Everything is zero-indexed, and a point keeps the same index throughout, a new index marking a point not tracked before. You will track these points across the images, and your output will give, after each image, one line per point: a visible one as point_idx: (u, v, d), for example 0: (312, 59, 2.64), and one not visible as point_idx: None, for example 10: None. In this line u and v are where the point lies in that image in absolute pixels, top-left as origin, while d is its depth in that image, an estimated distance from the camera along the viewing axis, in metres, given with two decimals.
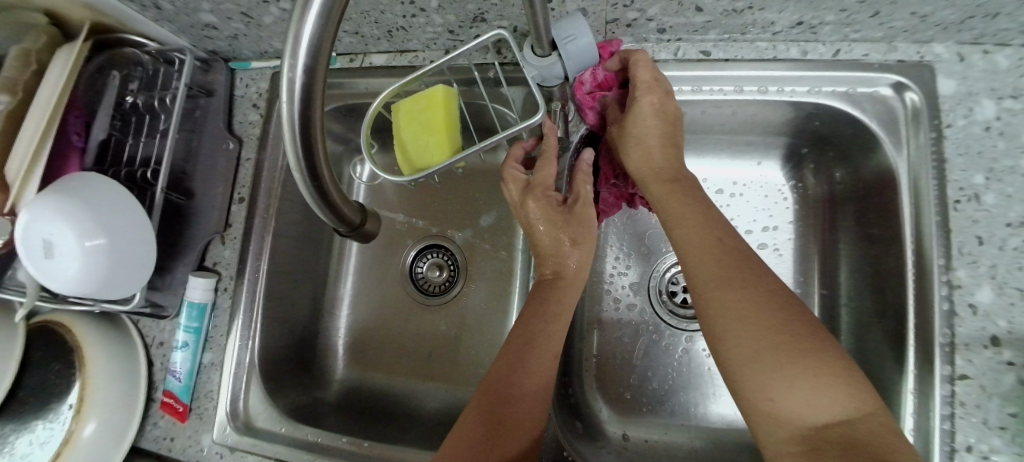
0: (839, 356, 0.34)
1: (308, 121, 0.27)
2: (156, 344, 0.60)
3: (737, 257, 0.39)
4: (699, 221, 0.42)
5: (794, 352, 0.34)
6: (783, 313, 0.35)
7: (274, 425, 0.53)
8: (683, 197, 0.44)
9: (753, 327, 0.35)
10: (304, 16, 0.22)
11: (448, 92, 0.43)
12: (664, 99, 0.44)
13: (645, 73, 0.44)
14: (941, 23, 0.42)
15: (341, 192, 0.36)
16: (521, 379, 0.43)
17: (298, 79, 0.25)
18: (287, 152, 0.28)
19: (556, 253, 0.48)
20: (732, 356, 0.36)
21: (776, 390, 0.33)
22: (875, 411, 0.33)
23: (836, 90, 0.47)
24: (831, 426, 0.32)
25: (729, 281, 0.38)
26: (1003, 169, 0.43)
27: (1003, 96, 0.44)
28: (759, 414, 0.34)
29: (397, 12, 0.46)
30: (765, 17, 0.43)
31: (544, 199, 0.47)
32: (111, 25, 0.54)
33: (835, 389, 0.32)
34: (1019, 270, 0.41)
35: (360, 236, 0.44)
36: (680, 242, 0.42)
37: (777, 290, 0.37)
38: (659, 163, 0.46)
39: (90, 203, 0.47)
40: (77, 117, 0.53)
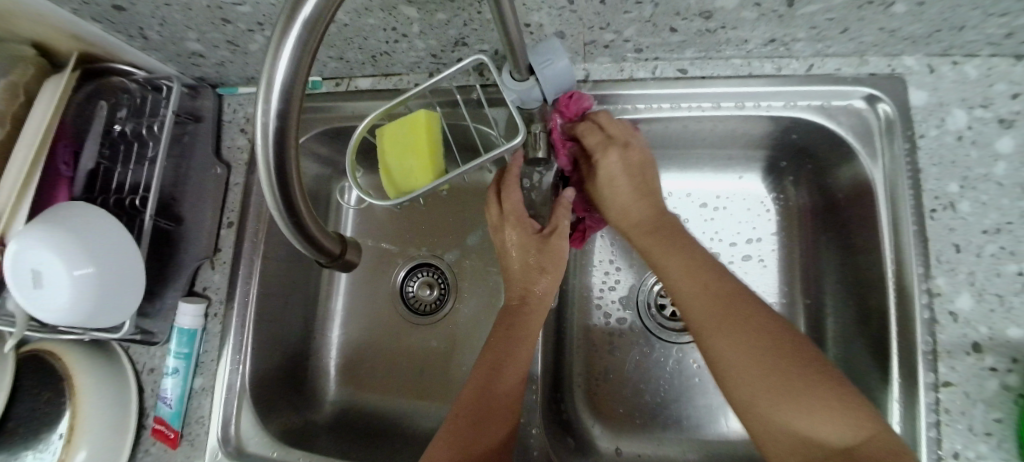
0: (835, 384, 0.34)
1: (281, 153, 0.28)
2: (148, 370, 0.60)
3: (724, 295, 0.40)
4: (683, 264, 0.43)
5: (789, 387, 0.34)
6: (775, 347, 0.36)
7: (265, 449, 0.53)
8: (666, 241, 0.45)
9: (748, 367, 0.36)
10: (279, 56, 0.24)
11: (430, 117, 0.44)
12: (629, 151, 0.48)
13: (612, 130, 0.48)
14: (909, 37, 0.44)
15: (319, 223, 0.36)
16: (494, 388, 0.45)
17: (275, 105, 0.26)
18: (264, 189, 0.29)
19: (526, 282, 0.49)
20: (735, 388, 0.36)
21: (779, 426, 0.34)
22: (880, 432, 0.32)
23: (811, 103, 0.48)
24: (840, 456, 0.32)
25: (718, 324, 0.38)
26: (976, 177, 0.44)
27: (974, 105, 0.45)
28: (768, 442, 0.35)
29: (379, 38, 0.47)
30: (738, 35, 0.44)
31: (521, 226, 0.49)
32: (98, 53, 0.56)
33: (836, 419, 0.33)
34: (997, 276, 0.42)
35: (342, 267, 0.43)
36: (670, 287, 0.43)
37: (767, 326, 0.37)
38: (636, 210, 0.48)
39: (80, 234, 0.48)
40: (66, 146, 0.53)
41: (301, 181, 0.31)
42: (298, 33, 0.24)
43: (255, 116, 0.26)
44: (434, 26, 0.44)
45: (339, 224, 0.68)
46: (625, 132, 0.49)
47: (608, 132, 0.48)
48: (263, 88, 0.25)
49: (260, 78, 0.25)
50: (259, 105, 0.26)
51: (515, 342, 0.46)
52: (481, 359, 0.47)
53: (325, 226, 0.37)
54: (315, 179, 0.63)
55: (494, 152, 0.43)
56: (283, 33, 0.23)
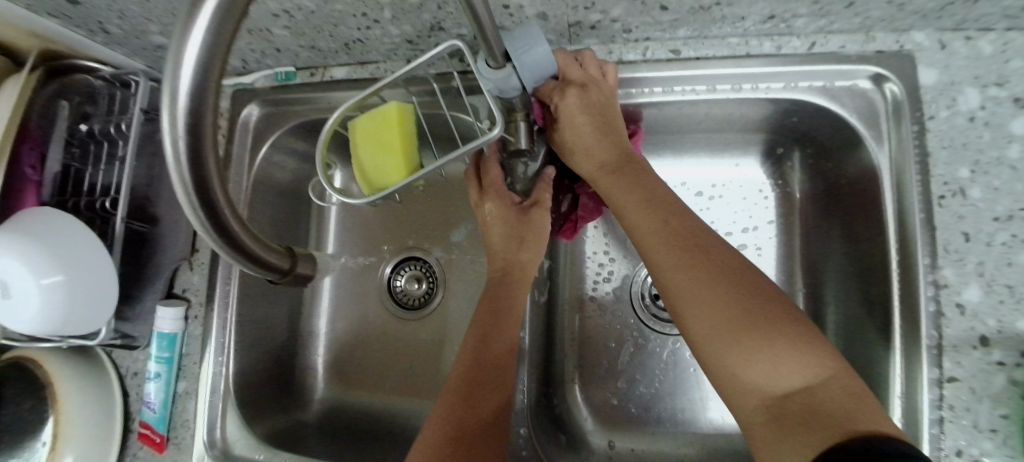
0: (795, 324, 0.32)
1: (198, 167, 0.25)
2: (131, 375, 0.58)
3: (690, 236, 0.37)
4: (648, 206, 0.40)
5: (745, 325, 0.32)
6: (737, 288, 0.34)
7: (250, 452, 0.52)
8: (630, 183, 0.42)
9: (707, 303, 0.33)
10: (180, 65, 0.21)
11: (402, 109, 0.41)
12: (586, 93, 0.43)
13: (574, 73, 0.44)
14: (920, 10, 0.40)
15: (263, 244, 0.36)
16: (486, 378, 0.44)
17: (180, 117, 0.23)
18: (188, 216, 0.27)
19: (507, 250, 0.48)
20: (695, 332, 0.34)
21: (735, 363, 0.32)
22: (839, 373, 0.30)
23: (813, 85, 0.45)
24: (795, 395, 0.30)
25: (681, 263, 0.36)
26: (989, 162, 0.41)
27: (988, 83, 0.42)
28: (728, 388, 0.32)
29: (350, 25, 0.44)
30: (734, 12, 0.41)
31: (499, 199, 0.49)
32: (60, 49, 0.53)
33: (791, 357, 0.31)
34: (1007, 266, 0.39)
35: (294, 281, 0.43)
36: (633, 229, 0.40)
37: (730, 266, 0.35)
38: (600, 157, 0.44)
39: (43, 239, 0.46)
40: (31, 148, 0.50)
41: (228, 195, 0.29)
42: (203, 31, 0.20)
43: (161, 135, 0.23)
44: (406, 11, 0.41)
45: (323, 220, 0.66)
46: (587, 76, 0.44)
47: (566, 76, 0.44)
48: (164, 97, 0.22)
49: (162, 83, 0.22)
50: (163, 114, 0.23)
51: (496, 324, 0.46)
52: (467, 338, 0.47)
53: (267, 243, 0.37)
54: (295, 174, 0.61)
55: (473, 144, 0.40)
56: (185, 25, 0.20)
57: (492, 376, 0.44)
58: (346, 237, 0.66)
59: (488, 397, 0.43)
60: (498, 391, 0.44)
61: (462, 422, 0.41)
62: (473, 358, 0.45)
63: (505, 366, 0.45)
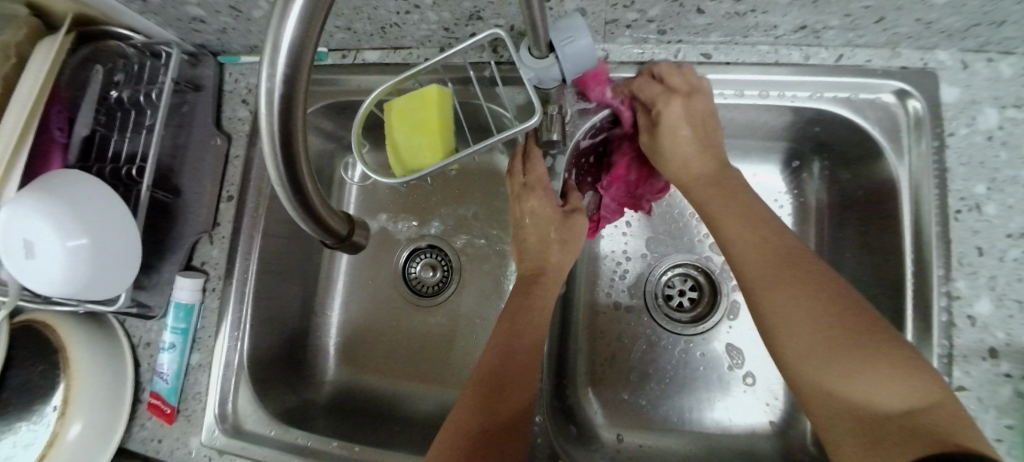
0: (902, 346, 0.33)
1: (288, 123, 0.26)
2: (143, 344, 0.58)
3: (791, 256, 0.39)
4: (748, 222, 0.42)
5: (846, 345, 0.33)
6: (841, 308, 0.35)
7: (263, 427, 0.52)
8: (728, 200, 0.44)
9: (806, 319, 0.35)
10: (284, 24, 0.22)
11: (441, 92, 0.43)
12: (688, 102, 0.45)
13: (676, 79, 0.45)
14: (946, 30, 0.42)
15: (326, 203, 0.35)
16: (511, 364, 0.45)
17: (281, 72, 0.23)
18: (268, 166, 0.27)
19: (541, 250, 0.50)
20: (788, 348, 0.35)
21: (832, 380, 0.33)
22: (942, 400, 0.31)
23: (837, 96, 0.47)
24: (898, 416, 0.30)
25: (780, 279, 0.38)
26: (1004, 180, 0.42)
27: (1007, 105, 0.43)
28: (820, 404, 0.34)
29: (390, 8, 0.45)
30: (768, 20, 0.42)
31: (545, 197, 0.49)
32: (95, 15, 0.53)
33: (892, 377, 0.31)
34: (1018, 282, 0.41)
35: (350, 248, 0.42)
36: (728, 242, 0.42)
37: (829, 284, 0.36)
38: (699, 168, 0.46)
39: (74, 201, 0.46)
40: (60, 111, 0.51)
41: (309, 161, 0.29)
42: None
43: (257, 85, 0.24)
44: None
45: (341, 204, 0.66)
46: (692, 84, 0.46)
47: (668, 83, 0.46)
48: (267, 55, 0.23)
49: (263, 52, 0.23)
50: (263, 73, 0.24)
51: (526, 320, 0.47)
52: (497, 325, 0.48)
53: (332, 206, 0.36)
54: (319, 153, 0.62)
55: (508, 132, 0.40)
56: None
57: (517, 376, 0.45)
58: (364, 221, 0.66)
59: (518, 389, 0.44)
60: (528, 386, 0.45)
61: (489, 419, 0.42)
62: (506, 347, 0.46)
63: (533, 360, 0.46)
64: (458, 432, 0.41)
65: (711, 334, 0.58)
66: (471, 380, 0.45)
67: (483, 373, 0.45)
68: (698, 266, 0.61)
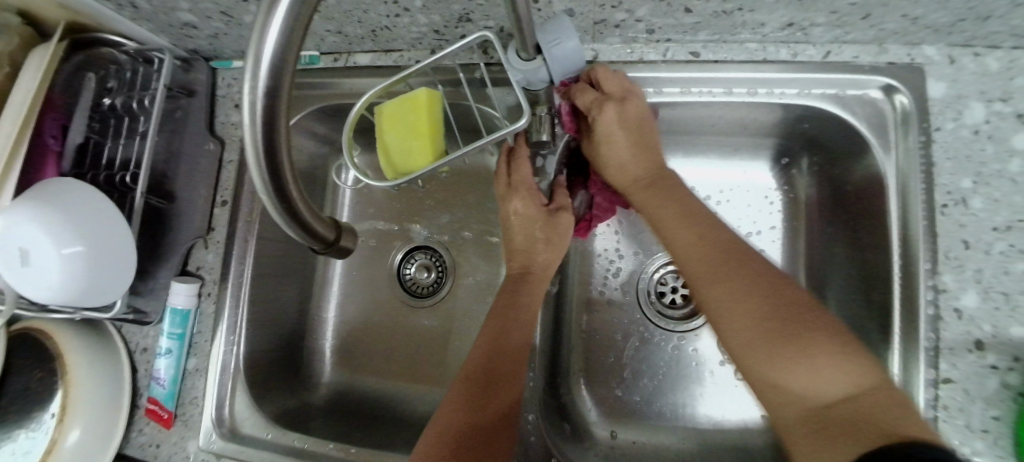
0: (834, 331, 0.32)
1: (271, 136, 0.26)
2: (140, 350, 0.58)
3: (726, 248, 0.39)
4: (683, 219, 0.42)
5: (783, 335, 0.33)
6: (773, 297, 0.35)
7: (259, 430, 0.53)
8: (666, 198, 0.44)
9: (743, 312, 0.35)
10: (265, 36, 0.22)
11: (431, 95, 0.43)
12: (622, 106, 0.45)
13: (612, 84, 0.45)
14: (932, 25, 0.42)
15: (313, 209, 0.35)
16: (499, 366, 0.45)
17: (263, 81, 0.24)
18: (253, 175, 0.27)
19: (526, 248, 0.50)
20: (733, 342, 0.35)
21: (774, 373, 0.33)
22: (880, 382, 0.30)
23: (825, 92, 0.47)
24: (839, 402, 0.30)
25: (718, 274, 0.37)
26: (991, 174, 0.43)
27: (993, 99, 0.44)
28: (771, 398, 0.33)
29: (380, 12, 0.45)
30: (755, 18, 0.43)
31: (528, 198, 0.49)
32: (86, 23, 0.53)
33: (832, 364, 0.31)
34: (1005, 274, 0.41)
35: (339, 253, 0.42)
36: (668, 241, 0.43)
37: (763, 275, 0.36)
38: (636, 170, 0.47)
39: (68, 210, 0.46)
40: (54, 119, 0.51)
41: (294, 170, 0.30)
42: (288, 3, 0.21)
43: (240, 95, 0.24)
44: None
45: (335, 207, 0.66)
46: (624, 87, 0.45)
47: (604, 88, 0.45)
48: (249, 65, 0.23)
49: (246, 63, 0.23)
50: (247, 80, 0.24)
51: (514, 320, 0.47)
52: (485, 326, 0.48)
53: (319, 212, 0.36)
54: (312, 157, 0.62)
55: (497, 134, 0.41)
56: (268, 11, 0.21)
57: (506, 376, 0.45)
58: (358, 223, 0.66)
59: (504, 389, 0.44)
60: (514, 384, 0.45)
61: (475, 419, 0.42)
62: (493, 348, 0.46)
63: (520, 356, 0.47)
64: (441, 436, 0.41)
65: (702, 330, 0.59)
66: (460, 378, 0.45)
67: (470, 371, 0.45)
68: None
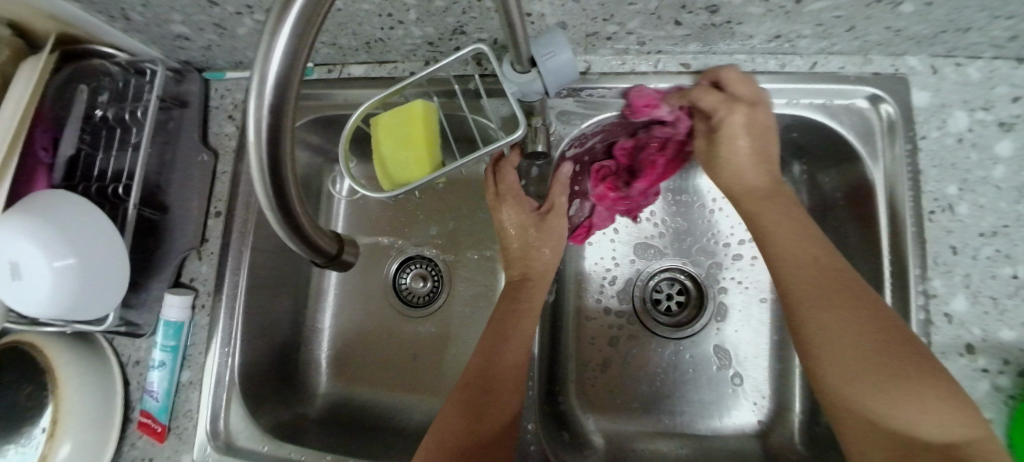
0: (948, 378, 0.34)
1: (275, 151, 0.26)
2: (132, 363, 0.58)
3: (840, 278, 0.39)
4: (797, 240, 0.42)
5: (895, 373, 0.34)
6: (888, 332, 0.36)
7: (256, 443, 0.52)
8: (783, 216, 0.44)
9: (856, 346, 0.36)
10: (270, 54, 0.22)
11: (427, 107, 0.43)
12: (752, 111, 0.45)
13: (743, 89, 0.45)
14: (914, 37, 0.43)
15: (314, 223, 0.35)
16: (500, 375, 0.45)
17: (268, 98, 0.24)
18: (257, 190, 0.27)
19: (524, 257, 0.52)
20: (834, 372, 0.37)
21: (877, 407, 0.34)
22: (983, 434, 0.32)
23: (813, 102, 0.48)
24: (940, 445, 0.32)
25: (835, 302, 0.38)
26: (975, 180, 0.44)
27: (975, 107, 0.45)
28: (857, 423, 0.35)
29: (375, 24, 0.46)
30: (744, 30, 0.44)
31: (518, 206, 0.51)
32: (78, 34, 0.53)
33: (940, 411, 0.33)
34: (992, 279, 0.42)
35: (341, 266, 0.42)
36: (776, 258, 0.43)
37: (883, 311, 0.37)
38: (750, 180, 0.47)
39: (62, 221, 0.46)
40: (44, 131, 0.51)
41: (297, 185, 0.30)
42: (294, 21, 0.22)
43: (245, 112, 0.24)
44: (432, 13, 0.42)
45: (330, 217, 0.67)
46: (754, 94, 0.46)
47: (733, 91, 0.46)
48: (255, 81, 0.23)
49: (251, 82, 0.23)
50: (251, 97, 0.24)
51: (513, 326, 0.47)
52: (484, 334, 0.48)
53: (322, 227, 0.36)
54: (307, 167, 0.62)
55: (492, 146, 0.41)
56: (274, 31, 0.22)
57: (506, 385, 0.45)
58: (354, 233, 0.66)
59: (501, 391, 0.45)
60: (513, 394, 0.46)
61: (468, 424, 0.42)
62: (486, 358, 0.46)
63: (522, 364, 0.47)
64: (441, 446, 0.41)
65: (699, 337, 0.59)
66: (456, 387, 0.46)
67: (471, 375, 0.46)
68: (684, 270, 0.61)
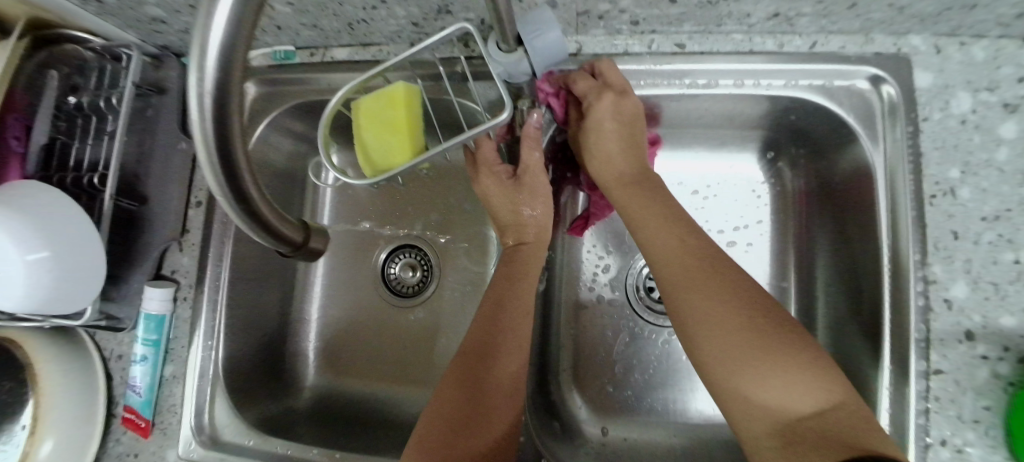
0: (809, 348, 0.34)
1: (222, 128, 0.25)
2: (115, 357, 0.56)
3: (705, 255, 0.39)
4: (663, 220, 0.42)
5: (764, 348, 0.34)
6: (753, 307, 0.36)
7: (242, 437, 0.51)
8: (648, 197, 0.44)
9: (721, 325, 0.35)
10: (210, 25, 0.20)
11: (409, 90, 0.41)
12: (619, 99, 0.44)
13: (613, 78, 0.45)
14: (918, 14, 0.41)
15: (277, 213, 0.34)
16: (495, 362, 0.43)
17: (211, 74, 0.22)
18: (207, 179, 0.26)
19: (516, 223, 0.49)
20: (707, 353, 0.35)
21: (748, 387, 0.33)
22: (847, 400, 0.32)
23: (813, 83, 0.46)
24: (811, 416, 0.32)
25: (698, 280, 0.37)
26: (978, 163, 0.42)
27: (979, 88, 0.43)
28: (737, 409, 0.34)
29: (356, 4, 0.43)
30: (741, 8, 0.42)
31: (493, 175, 0.48)
32: (51, 18, 0.50)
33: (806, 384, 0.32)
34: (993, 264, 0.41)
35: (308, 255, 0.41)
36: (646, 242, 0.42)
37: (747, 287, 0.37)
38: (620, 166, 0.46)
39: (33, 214, 0.44)
40: (16, 119, 0.49)
41: (251, 167, 0.28)
42: None
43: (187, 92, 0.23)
44: None
45: (317, 206, 0.65)
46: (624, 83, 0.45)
47: (605, 80, 0.45)
48: (196, 56, 0.21)
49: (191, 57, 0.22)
50: (192, 76, 0.22)
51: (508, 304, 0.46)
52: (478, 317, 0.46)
53: (285, 214, 0.35)
54: (290, 156, 0.60)
55: (478, 128, 0.40)
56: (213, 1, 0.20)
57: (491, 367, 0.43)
58: (341, 222, 0.65)
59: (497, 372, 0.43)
60: (510, 381, 0.44)
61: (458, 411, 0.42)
62: (483, 335, 0.44)
63: (519, 342, 0.45)
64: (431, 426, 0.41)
65: None
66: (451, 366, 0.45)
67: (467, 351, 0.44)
68: None
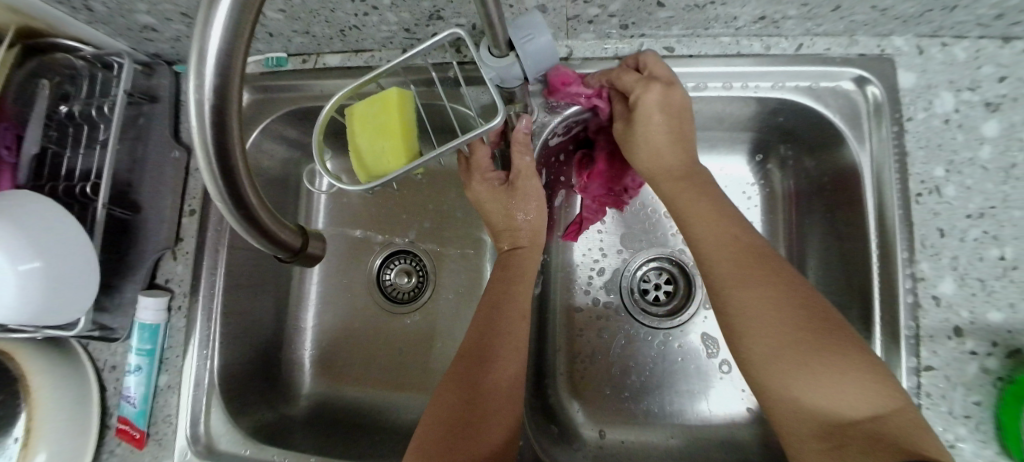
0: (862, 351, 0.34)
1: (221, 133, 0.25)
2: (109, 368, 0.55)
3: (755, 256, 0.40)
4: (714, 221, 0.43)
5: (818, 349, 0.34)
6: (805, 309, 0.36)
7: (239, 446, 0.51)
8: (697, 197, 0.45)
9: (774, 325, 0.36)
10: (210, 27, 0.21)
11: (402, 95, 0.42)
12: (668, 90, 0.44)
13: (659, 70, 0.45)
14: (900, 16, 0.42)
15: (275, 218, 0.34)
16: (497, 361, 0.44)
17: (208, 79, 0.23)
18: (206, 183, 0.26)
19: (510, 227, 0.51)
20: (758, 353, 0.36)
21: (799, 388, 0.34)
22: (902, 406, 0.33)
23: (799, 85, 0.47)
24: (862, 422, 0.32)
25: (751, 279, 0.39)
26: (962, 162, 0.43)
27: (961, 88, 0.44)
28: (784, 408, 0.35)
29: (348, 10, 0.44)
30: (728, 12, 0.42)
31: (484, 182, 0.50)
32: (42, 27, 0.50)
33: (859, 387, 0.33)
34: (979, 260, 0.42)
35: (308, 261, 0.40)
36: (698, 241, 0.43)
37: (798, 288, 0.38)
38: (669, 161, 0.47)
39: (24, 223, 0.44)
40: (5, 128, 0.48)
41: (249, 171, 0.28)
42: None
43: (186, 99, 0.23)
44: None
45: (311, 213, 0.65)
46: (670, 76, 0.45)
47: (652, 73, 0.45)
48: (193, 61, 0.22)
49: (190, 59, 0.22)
50: (191, 83, 0.23)
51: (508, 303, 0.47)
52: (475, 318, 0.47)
53: (282, 219, 0.35)
54: (283, 163, 0.60)
55: (470, 135, 0.39)
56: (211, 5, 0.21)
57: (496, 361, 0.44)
58: (335, 228, 0.65)
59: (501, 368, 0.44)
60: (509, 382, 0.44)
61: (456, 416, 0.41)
62: (481, 337, 0.45)
63: (519, 340, 0.46)
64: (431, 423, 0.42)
65: (688, 327, 0.58)
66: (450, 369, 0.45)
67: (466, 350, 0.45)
68: (672, 259, 0.61)
